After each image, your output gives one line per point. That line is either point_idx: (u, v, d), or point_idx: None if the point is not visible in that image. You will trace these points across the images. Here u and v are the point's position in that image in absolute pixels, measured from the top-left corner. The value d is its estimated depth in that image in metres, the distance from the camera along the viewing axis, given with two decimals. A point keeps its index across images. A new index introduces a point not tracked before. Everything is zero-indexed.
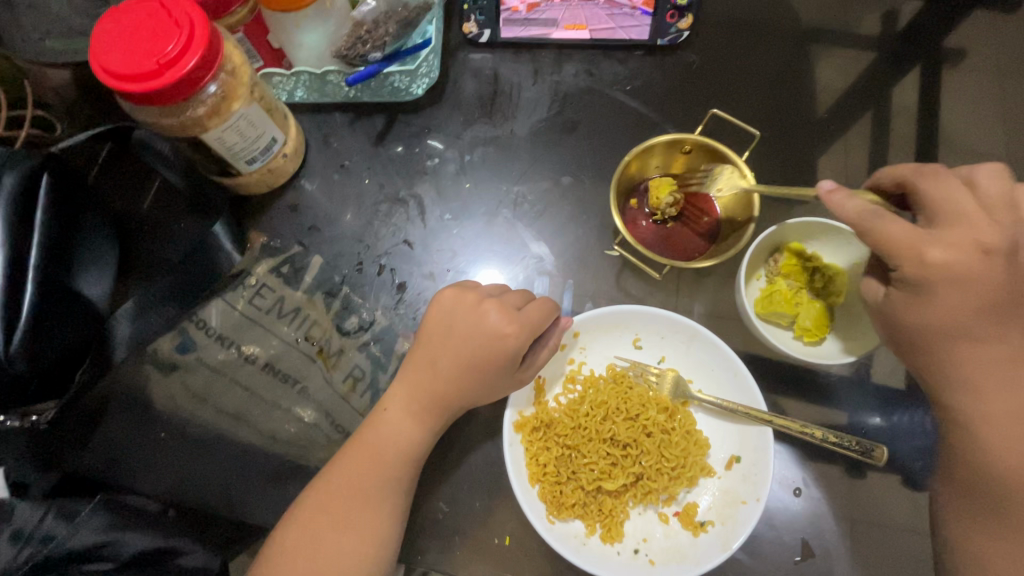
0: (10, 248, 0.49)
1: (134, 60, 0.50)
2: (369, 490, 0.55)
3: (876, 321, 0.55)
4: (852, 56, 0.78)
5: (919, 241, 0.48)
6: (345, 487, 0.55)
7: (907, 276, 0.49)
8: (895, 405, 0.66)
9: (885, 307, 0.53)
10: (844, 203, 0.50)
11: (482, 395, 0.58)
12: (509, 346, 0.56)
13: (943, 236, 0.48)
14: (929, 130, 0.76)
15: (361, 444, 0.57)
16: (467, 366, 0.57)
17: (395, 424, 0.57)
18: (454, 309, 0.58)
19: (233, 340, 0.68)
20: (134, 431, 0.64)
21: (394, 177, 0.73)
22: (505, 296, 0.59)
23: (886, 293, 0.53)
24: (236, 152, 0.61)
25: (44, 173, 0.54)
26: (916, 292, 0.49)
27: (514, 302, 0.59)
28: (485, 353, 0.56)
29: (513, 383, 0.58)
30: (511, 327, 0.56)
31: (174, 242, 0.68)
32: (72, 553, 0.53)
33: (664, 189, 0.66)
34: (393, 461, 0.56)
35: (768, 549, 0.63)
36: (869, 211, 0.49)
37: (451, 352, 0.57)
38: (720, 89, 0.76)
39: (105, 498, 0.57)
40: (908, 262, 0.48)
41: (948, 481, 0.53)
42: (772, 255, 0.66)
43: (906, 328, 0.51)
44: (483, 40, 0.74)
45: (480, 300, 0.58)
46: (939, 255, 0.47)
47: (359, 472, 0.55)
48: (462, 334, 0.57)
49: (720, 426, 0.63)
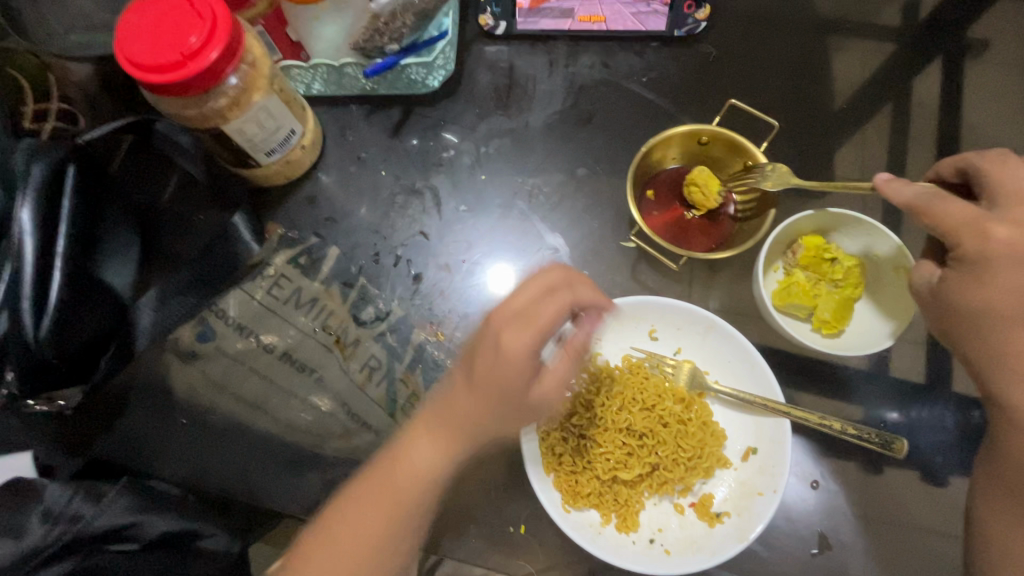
0: (38, 236, 0.50)
1: (160, 51, 0.51)
2: (390, 525, 0.53)
3: (925, 305, 0.55)
4: (872, 47, 0.77)
5: (980, 217, 0.49)
6: (362, 525, 0.53)
7: (964, 254, 0.50)
8: (914, 400, 0.65)
9: (938, 289, 0.52)
10: (902, 189, 0.53)
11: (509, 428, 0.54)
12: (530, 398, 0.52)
13: (1007, 215, 0.48)
14: (951, 122, 0.75)
15: (385, 479, 0.54)
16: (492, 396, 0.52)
17: (415, 453, 0.54)
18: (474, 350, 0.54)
19: (251, 329, 0.70)
20: (156, 418, 0.65)
21: (410, 169, 0.73)
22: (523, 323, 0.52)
23: (941, 273, 0.53)
24: (256, 143, 0.62)
25: (71, 164, 0.54)
26: (977, 271, 0.49)
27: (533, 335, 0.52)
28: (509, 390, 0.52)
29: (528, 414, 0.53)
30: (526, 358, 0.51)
31: (198, 234, 0.66)
32: (99, 533, 0.54)
33: (710, 185, 0.64)
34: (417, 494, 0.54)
35: (784, 541, 0.63)
36: (929, 194, 0.52)
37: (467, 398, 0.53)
38: (736, 80, 0.76)
39: (128, 482, 0.58)
40: (970, 234, 0.49)
41: (987, 474, 0.53)
42: (790, 246, 0.65)
43: (955, 312, 0.51)
44: (499, 32, 0.75)
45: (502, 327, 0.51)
46: (1003, 233, 0.48)
47: (377, 511, 0.53)
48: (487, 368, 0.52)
49: (737, 418, 0.62)
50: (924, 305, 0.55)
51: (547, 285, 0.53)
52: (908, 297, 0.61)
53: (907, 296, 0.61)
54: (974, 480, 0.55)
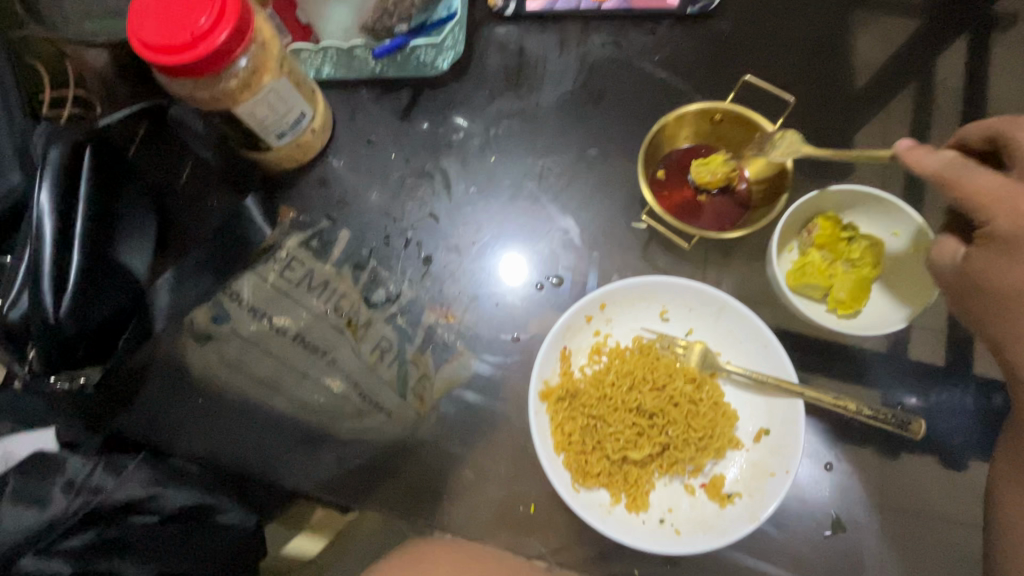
0: (56, 217, 0.52)
1: (171, 32, 0.51)
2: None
3: (948, 283, 0.53)
4: (894, 22, 0.74)
5: (1011, 192, 0.47)
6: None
7: (996, 232, 0.47)
8: (934, 383, 0.64)
9: (965, 268, 0.51)
10: (926, 159, 0.52)
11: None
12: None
13: None
14: (976, 98, 0.73)
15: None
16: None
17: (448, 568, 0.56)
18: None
19: (264, 310, 0.68)
20: (173, 394, 0.66)
21: (420, 151, 0.73)
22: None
23: (966, 253, 0.51)
24: (267, 126, 0.62)
25: (88, 147, 0.56)
26: (1008, 249, 0.47)
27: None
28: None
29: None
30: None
31: (209, 218, 0.70)
32: (121, 504, 0.56)
33: (716, 165, 0.64)
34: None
35: (797, 524, 0.62)
36: (955, 164, 0.50)
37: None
38: (751, 57, 0.74)
39: (148, 456, 0.60)
40: (999, 210, 0.47)
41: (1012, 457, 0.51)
42: (805, 226, 0.64)
43: (982, 291, 0.49)
44: (509, 12, 0.73)
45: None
46: None
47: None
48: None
49: (748, 399, 0.62)
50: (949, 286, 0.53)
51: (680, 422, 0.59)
52: (925, 278, 0.60)
53: (925, 280, 0.60)
54: (996, 465, 0.54)
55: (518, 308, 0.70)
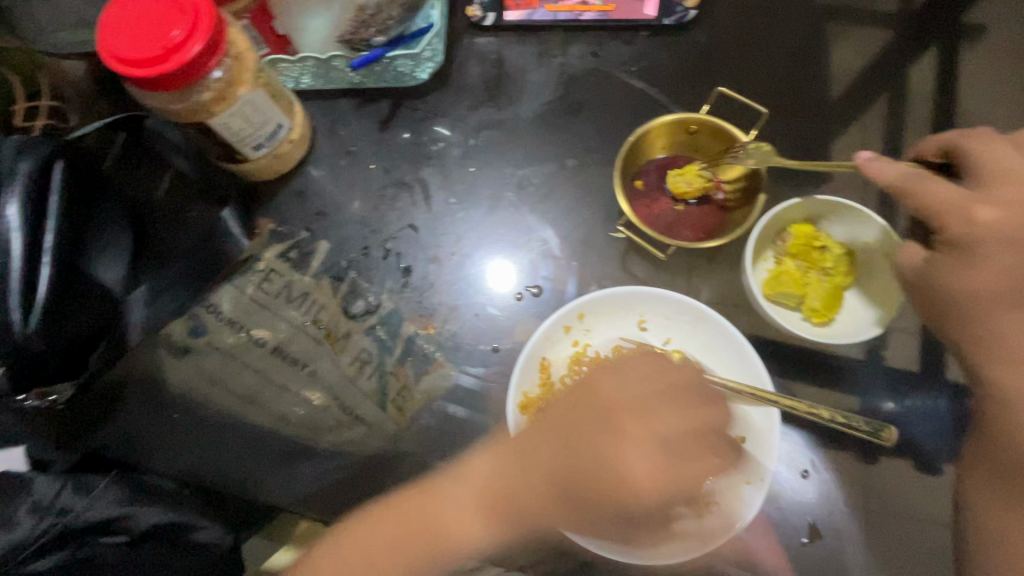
0: (27, 232, 0.51)
1: (142, 45, 0.51)
2: (405, 551, 0.58)
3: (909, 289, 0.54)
4: (867, 33, 0.76)
5: (966, 200, 0.49)
6: (371, 542, 0.58)
7: (950, 237, 0.50)
8: (908, 389, 0.65)
9: (925, 271, 0.52)
10: (887, 169, 0.52)
11: (557, 510, 0.56)
12: (625, 487, 0.53)
13: (991, 196, 0.48)
14: (946, 107, 0.74)
15: (409, 507, 0.59)
16: (595, 474, 0.54)
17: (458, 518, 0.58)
18: (581, 402, 0.57)
19: (242, 323, 0.68)
20: (150, 408, 0.65)
21: (399, 161, 0.73)
22: (698, 408, 0.55)
23: (928, 257, 0.52)
24: (243, 138, 0.62)
25: (60, 159, 0.55)
26: (967, 254, 0.49)
27: (662, 432, 0.54)
28: (612, 474, 0.54)
29: (608, 523, 0.56)
30: (644, 477, 0.53)
31: (188, 229, 0.66)
32: (91, 524, 0.55)
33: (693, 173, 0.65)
34: (450, 548, 0.57)
35: (775, 531, 0.63)
36: (914, 174, 0.51)
37: (564, 464, 0.55)
38: (727, 68, 0.75)
39: (120, 475, 0.58)
40: (956, 217, 0.49)
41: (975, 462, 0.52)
42: (779, 235, 0.65)
43: (942, 294, 0.51)
44: (487, 23, 0.74)
45: (623, 418, 0.55)
46: (988, 214, 0.48)
47: (388, 530, 0.58)
48: (584, 447, 0.55)
49: (728, 408, 0.62)
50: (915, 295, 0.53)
51: None
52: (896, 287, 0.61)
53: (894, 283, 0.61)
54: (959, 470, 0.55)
55: (499, 319, 0.70)
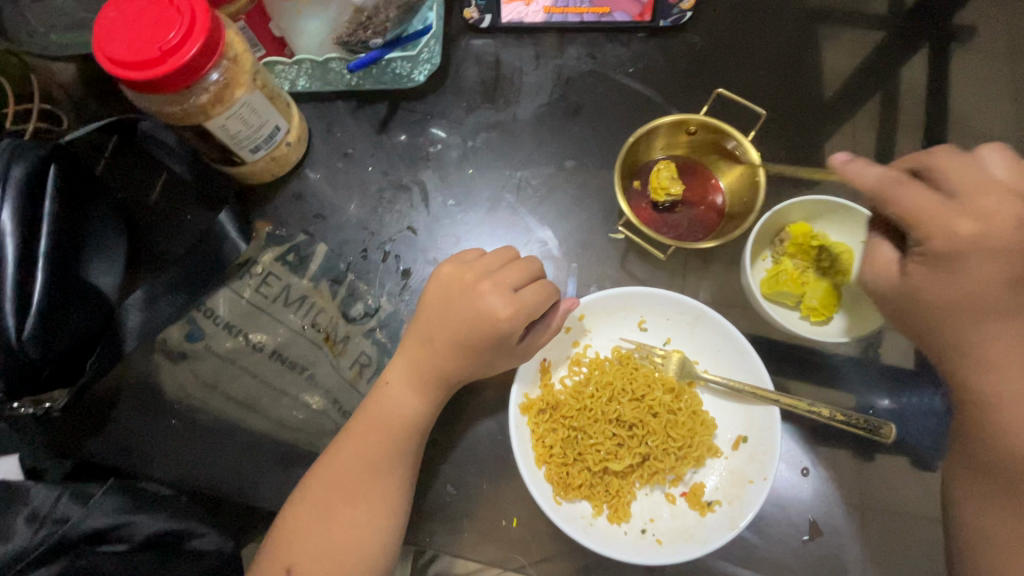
0: (20, 237, 0.48)
1: (137, 48, 0.50)
2: (378, 458, 0.57)
3: (889, 302, 0.52)
4: (859, 35, 0.77)
5: (945, 211, 0.47)
6: (353, 459, 0.56)
7: (931, 250, 0.48)
8: (905, 386, 0.66)
9: (904, 284, 0.50)
10: (864, 173, 0.50)
11: (464, 362, 0.58)
12: (502, 329, 0.56)
13: (968, 206, 0.46)
14: (939, 109, 0.75)
15: (368, 417, 0.58)
16: (471, 324, 0.57)
17: (397, 398, 0.58)
18: (453, 286, 0.59)
19: (240, 327, 0.68)
20: (144, 416, 0.65)
21: (397, 163, 0.73)
22: (525, 261, 0.60)
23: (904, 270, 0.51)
24: (241, 140, 0.61)
25: (53, 163, 0.53)
26: (942, 262, 0.47)
27: (510, 281, 0.58)
28: (484, 320, 0.56)
29: (510, 361, 0.59)
30: (507, 311, 0.56)
31: (181, 236, 0.69)
32: (87, 533, 0.54)
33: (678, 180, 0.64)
34: (392, 425, 0.58)
35: (777, 529, 0.63)
36: (891, 180, 0.48)
37: (448, 330, 0.57)
38: (723, 69, 0.75)
39: (117, 481, 0.59)
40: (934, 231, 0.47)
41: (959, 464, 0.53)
42: (777, 235, 0.66)
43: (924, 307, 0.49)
44: (485, 25, 0.73)
45: (477, 279, 0.58)
46: (966, 227, 0.46)
47: (366, 445, 0.57)
48: (458, 314, 0.57)
49: (727, 407, 0.63)
50: (892, 305, 0.52)
51: (655, 437, 0.60)
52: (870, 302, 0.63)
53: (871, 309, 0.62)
54: (948, 470, 0.55)
55: None
